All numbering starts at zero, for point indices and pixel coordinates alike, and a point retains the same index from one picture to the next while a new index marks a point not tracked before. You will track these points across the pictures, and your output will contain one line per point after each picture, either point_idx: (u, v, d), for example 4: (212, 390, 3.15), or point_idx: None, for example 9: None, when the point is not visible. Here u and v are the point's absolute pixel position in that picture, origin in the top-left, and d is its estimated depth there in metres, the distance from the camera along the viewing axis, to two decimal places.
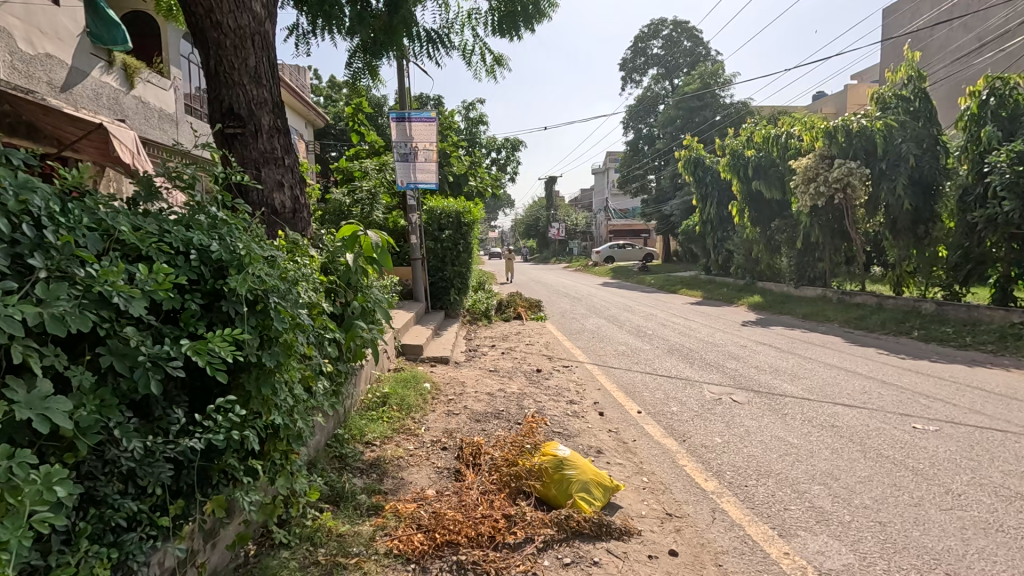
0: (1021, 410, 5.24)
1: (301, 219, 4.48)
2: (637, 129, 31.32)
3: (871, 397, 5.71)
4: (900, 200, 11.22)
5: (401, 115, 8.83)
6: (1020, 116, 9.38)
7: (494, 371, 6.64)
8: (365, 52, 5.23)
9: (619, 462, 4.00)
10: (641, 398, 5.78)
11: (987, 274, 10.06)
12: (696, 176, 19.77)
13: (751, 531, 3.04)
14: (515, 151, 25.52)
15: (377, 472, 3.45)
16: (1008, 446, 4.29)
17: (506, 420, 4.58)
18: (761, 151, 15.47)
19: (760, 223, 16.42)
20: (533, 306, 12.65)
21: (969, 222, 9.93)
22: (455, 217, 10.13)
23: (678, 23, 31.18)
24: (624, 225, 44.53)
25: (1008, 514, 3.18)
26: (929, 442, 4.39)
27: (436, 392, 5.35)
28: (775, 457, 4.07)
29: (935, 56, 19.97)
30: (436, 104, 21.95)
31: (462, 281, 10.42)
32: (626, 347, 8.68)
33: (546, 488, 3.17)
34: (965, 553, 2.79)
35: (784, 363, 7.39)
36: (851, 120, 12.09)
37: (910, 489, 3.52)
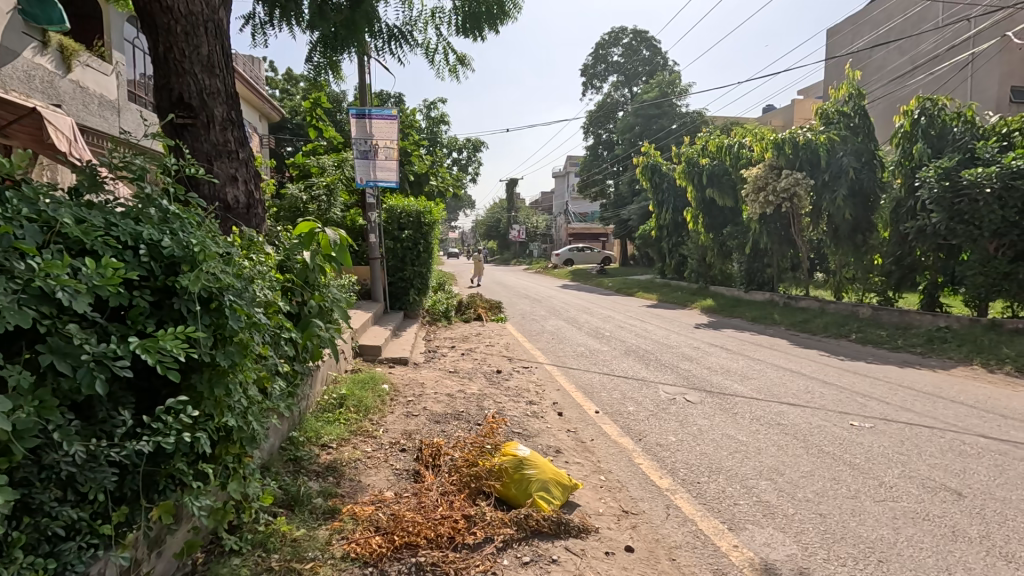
0: (945, 408, 5.65)
1: (256, 215, 4.33)
2: (597, 135, 31.91)
3: (813, 396, 6.03)
4: (841, 210, 11.89)
5: (362, 112, 8.66)
6: (947, 135, 10.13)
7: (454, 372, 6.62)
8: (326, 46, 5.11)
9: (577, 462, 4.06)
10: (599, 398, 5.90)
11: (917, 281, 10.78)
12: (653, 182, 20.29)
13: (703, 526, 3.15)
14: (477, 153, 25.51)
15: (333, 475, 3.37)
16: (934, 440, 4.62)
17: (466, 421, 4.57)
18: (715, 160, 16.06)
19: (713, 229, 17.02)
20: (494, 307, 12.68)
21: (902, 233, 10.63)
22: (415, 217, 9.99)
23: (637, 32, 31.95)
24: (584, 228, 45.23)
25: (933, 504, 3.43)
26: (864, 437, 4.68)
27: (395, 393, 5.29)
28: (725, 454, 4.24)
29: (873, 76, 21.26)
30: (397, 102, 21.67)
31: (422, 282, 10.33)
32: (585, 349, 8.83)
33: (506, 487, 3.18)
34: (895, 541, 2.98)
35: (734, 365, 7.69)
36: (797, 133, 12.71)
37: (848, 482, 3.74)
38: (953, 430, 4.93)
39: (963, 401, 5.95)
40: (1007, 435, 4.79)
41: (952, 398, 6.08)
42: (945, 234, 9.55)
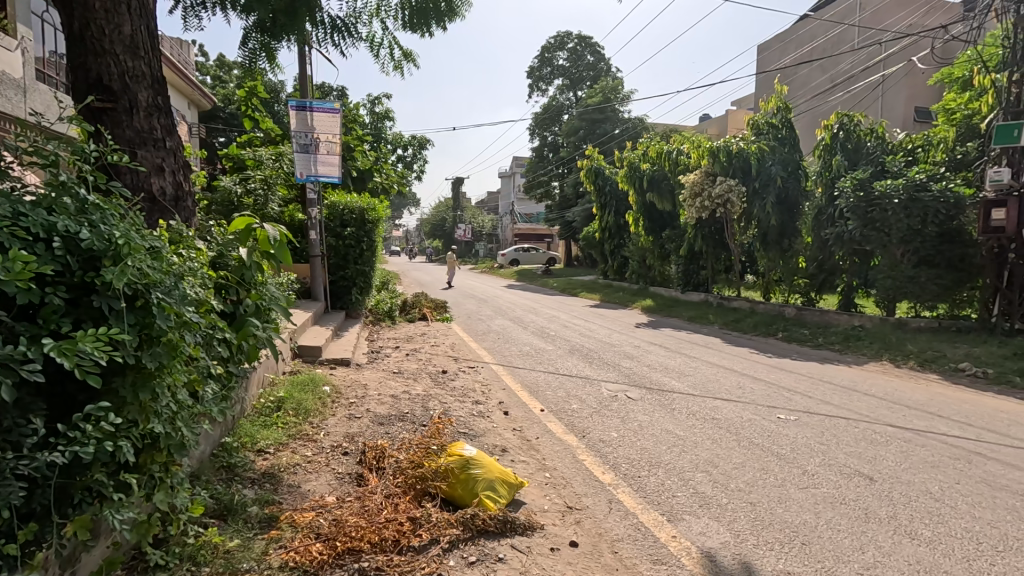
0: (859, 400, 6.15)
1: (185, 208, 4.07)
2: (543, 137, 32.41)
3: (744, 391, 6.39)
4: (768, 216, 12.64)
5: (302, 104, 8.34)
6: (862, 149, 11.04)
7: (399, 373, 6.50)
8: (264, 32, 4.87)
9: (523, 460, 4.10)
10: (544, 396, 5.98)
11: (836, 283, 11.65)
12: (597, 185, 20.77)
13: (644, 518, 3.26)
14: (422, 150, 25.16)
15: (271, 482, 3.22)
16: (849, 430, 5.01)
17: (412, 422, 4.50)
18: (655, 165, 16.64)
19: (653, 231, 17.65)
20: (439, 306, 12.56)
21: (823, 239, 11.44)
22: (358, 214, 9.72)
23: (582, 38, 32.56)
24: (529, 229, 45.65)
25: (850, 489, 3.72)
26: (790, 429, 5.00)
27: (337, 395, 5.13)
28: (664, 448, 4.41)
29: (798, 91, 22.79)
30: (340, 95, 21.04)
31: (365, 281, 10.07)
32: (530, 348, 8.90)
33: (452, 488, 3.14)
34: (816, 524, 3.21)
35: (672, 362, 8.00)
36: (731, 142, 13.33)
37: (775, 472, 3.99)
38: (866, 420, 5.36)
39: (874, 393, 6.49)
40: (911, 424, 5.27)
41: (865, 391, 6.61)
42: (859, 240, 10.35)
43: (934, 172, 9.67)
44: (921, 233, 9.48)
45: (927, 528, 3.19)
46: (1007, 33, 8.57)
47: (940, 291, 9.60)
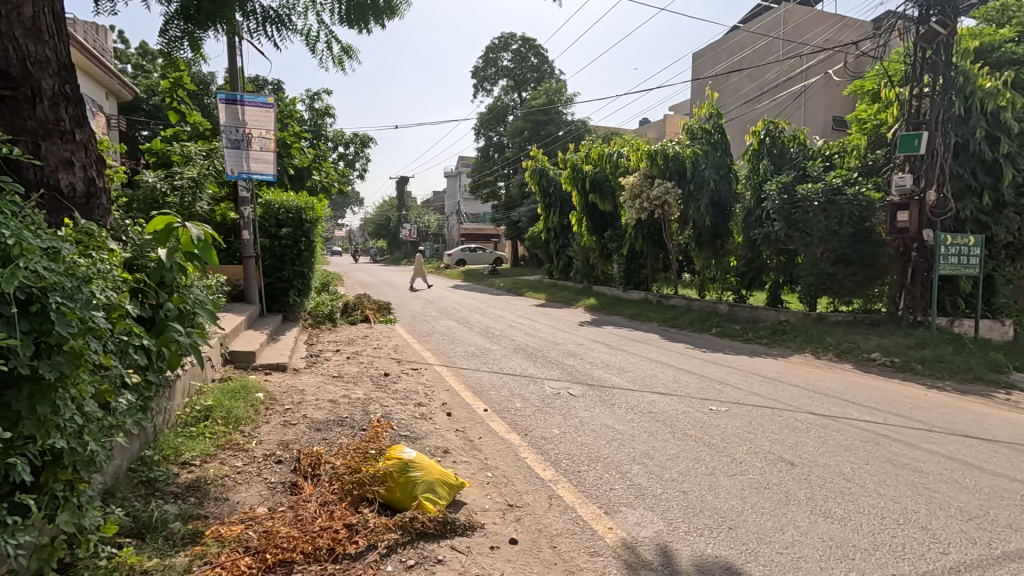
0: (783, 390, 6.57)
1: (98, 206, 3.79)
2: (488, 137, 32.48)
3: (680, 384, 6.67)
4: (702, 217, 13.22)
5: (232, 97, 7.95)
6: (786, 155, 11.80)
7: (338, 377, 6.31)
8: (187, 20, 4.58)
9: (465, 460, 4.10)
10: (488, 396, 5.99)
11: (764, 280, 12.38)
12: (541, 186, 21.00)
13: (582, 511, 3.34)
14: (365, 149, 24.58)
15: (195, 496, 3.05)
16: (774, 419, 5.34)
17: (350, 426, 4.39)
18: (597, 167, 17.05)
19: (595, 232, 18.04)
20: (383, 308, 12.31)
21: (751, 238, 12.09)
22: (295, 213, 9.37)
23: (526, 40, 32.80)
24: (476, 229, 45.60)
25: (773, 474, 3.95)
26: (721, 420, 5.27)
27: (271, 401, 4.93)
28: (604, 443, 4.53)
29: (730, 98, 24.01)
30: (275, 89, 20.19)
31: (303, 282, 9.71)
32: (474, 349, 8.88)
33: (391, 492, 3.10)
34: (742, 509, 3.39)
35: (613, 359, 8.22)
36: (668, 146, 13.82)
37: (706, 461, 4.19)
38: (789, 409, 5.72)
39: (798, 383, 6.95)
40: (829, 411, 5.68)
41: (789, 381, 7.06)
42: (784, 240, 11.02)
43: (848, 177, 10.48)
44: (838, 234, 10.22)
45: (839, 507, 3.45)
46: (908, 51, 9.39)
47: (855, 287, 10.38)
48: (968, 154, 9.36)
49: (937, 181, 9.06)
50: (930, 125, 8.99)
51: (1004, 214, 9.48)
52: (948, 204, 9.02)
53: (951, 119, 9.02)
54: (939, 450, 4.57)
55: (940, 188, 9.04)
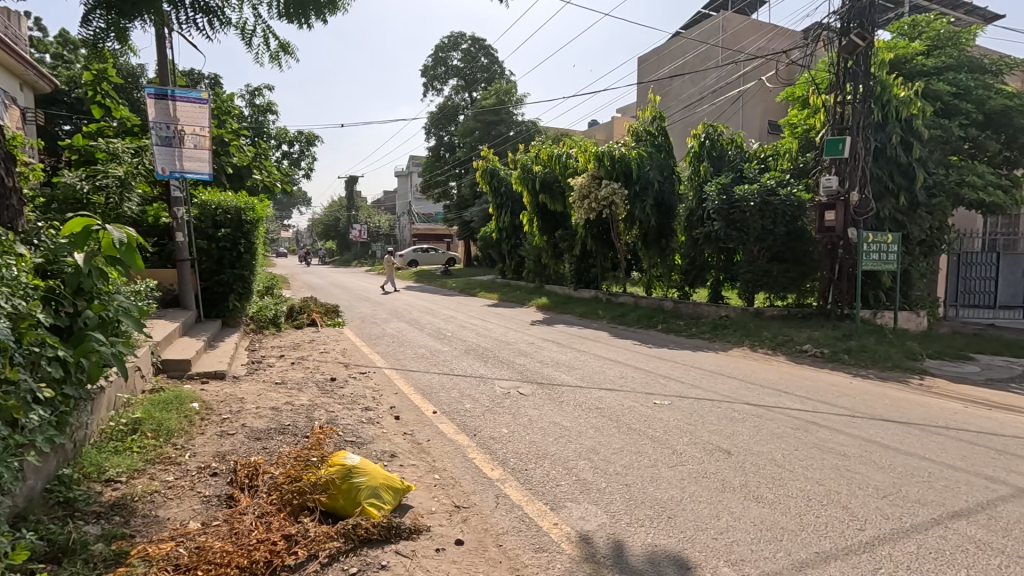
0: (723, 382, 6.88)
1: (7, 207, 3.50)
2: (438, 137, 32.22)
3: (626, 380, 6.86)
4: (648, 217, 13.63)
5: (162, 91, 7.51)
6: (724, 157, 12.33)
7: (281, 384, 6.10)
8: (110, 9, 4.10)
9: (412, 464, 4.06)
10: (437, 398, 5.96)
11: (707, 277, 12.90)
12: (492, 186, 21.03)
13: (528, 509, 3.38)
14: (310, 147, 23.85)
15: (121, 514, 2.89)
16: (714, 410, 5.58)
17: (292, 434, 4.25)
18: (547, 168, 17.25)
19: (546, 231, 18.24)
20: (330, 311, 11.99)
21: (694, 238, 12.57)
22: (234, 214, 8.98)
23: (475, 40, 32.70)
24: (428, 229, 45.16)
25: (711, 463, 4.14)
26: (664, 413, 5.46)
27: (207, 411, 4.72)
28: (551, 440, 4.60)
29: (673, 101, 24.83)
30: (212, 85, 19.29)
31: (244, 285, 9.31)
32: (425, 351, 8.79)
33: (333, 499, 3.04)
34: (681, 499, 3.53)
35: (563, 357, 8.34)
36: (614, 148, 14.14)
37: (649, 453, 4.33)
38: (727, 400, 5.99)
39: (736, 375, 7.29)
40: (763, 401, 6.00)
41: (728, 374, 7.40)
42: (724, 239, 11.52)
43: (781, 179, 11.09)
44: (773, 233, 10.78)
45: (770, 491, 3.65)
46: (832, 60, 10.02)
47: (788, 283, 11.00)
48: (886, 157, 10.06)
49: (860, 183, 9.70)
50: (852, 130, 9.61)
51: (918, 214, 10.28)
52: (869, 204, 9.68)
53: (871, 125, 9.69)
54: (860, 434, 4.91)
55: (862, 189, 9.69)
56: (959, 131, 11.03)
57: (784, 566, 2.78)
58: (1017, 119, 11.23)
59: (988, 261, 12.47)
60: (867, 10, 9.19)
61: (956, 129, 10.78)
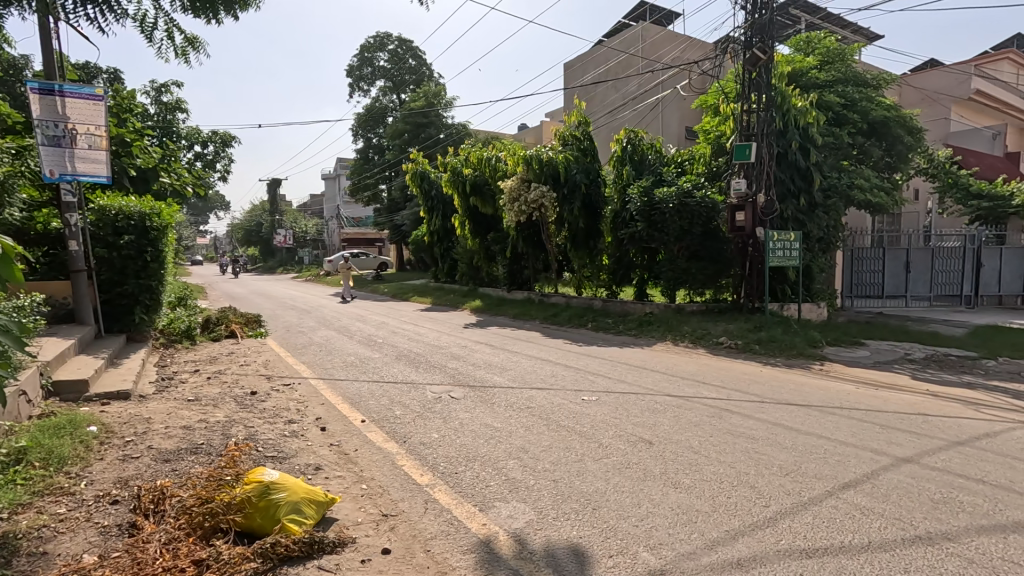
0: (647, 376, 7.21)
1: None
2: (367, 138, 31.40)
3: (556, 378, 7.04)
4: (576, 219, 14.02)
5: (48, 85, 6.77)
6: (645, 161, 12.94)
7: (194, 401, 5.71)
8: None
9: (338, 475, 3.94)
10: (366, 406, 5.82)
11: (632, 276, 13.50)
12: (423, 189, 20.79)
13: (457, 512, 3.39)
14: (227, 148, 22.50)
15: (0, 555, 2.61)
16: (638, 403, 5.84)
17: (206, 453, 4.01)
18: (477, 171, 17.28)
19: (478, 234, 18.27)
20: (252, 321, 11.38)
21: (619, 238, 13.11)
22: (138, 221, 8.27)
23: (402, 40, 32.16)
24: (357, 233, 43.89)
25: (635, 455, 4.32)
26: (592, 409, 5.65)
27: (108, 434, 4.35)
28: (482, 442, 4.62)
29: (597, 107, 25.70)
30: (109, 80, 17.73)
31: (152, 297, 8.60)
32: (354, 358, 8.56)
33: (250, 518, 2.90)
34: (606, 490, 3.67)
35: (495, 359, 8.39)
36: (542, 151, 14.41)
37: (576, 448, 4.46)
38: (651, 393, 6.28)
39: (659, 369, 7.65)
40: (682, 392, 6.34)
41: (652, 368, 7.77)
42: (646, 239, 12.08)
43: (696, 182, 11.79)
44: (690, 232, 11.45)
45: (686, 477, 3.87)
46: (738, 72, 10.76)
47: (705, 280, 11.71)
48: (787, 162, 10.94)
49: (765, 186, 10.48)
50: (757, 137, 10.36)
51: (817, 213, 11.22)
52: (773, 205, 10.49)
53: (773, 132, 10.48)
54: (768, 418, 5.32)
55: (767, 192, 10.47)
56: (849, 138, 12.19)
57: (697, 546, 2.96)
58: (895, 128, 12.58)
59: (875, 256, 13.87)
60: (767, 26, 9.98)
61: (846, 137, 11.94)
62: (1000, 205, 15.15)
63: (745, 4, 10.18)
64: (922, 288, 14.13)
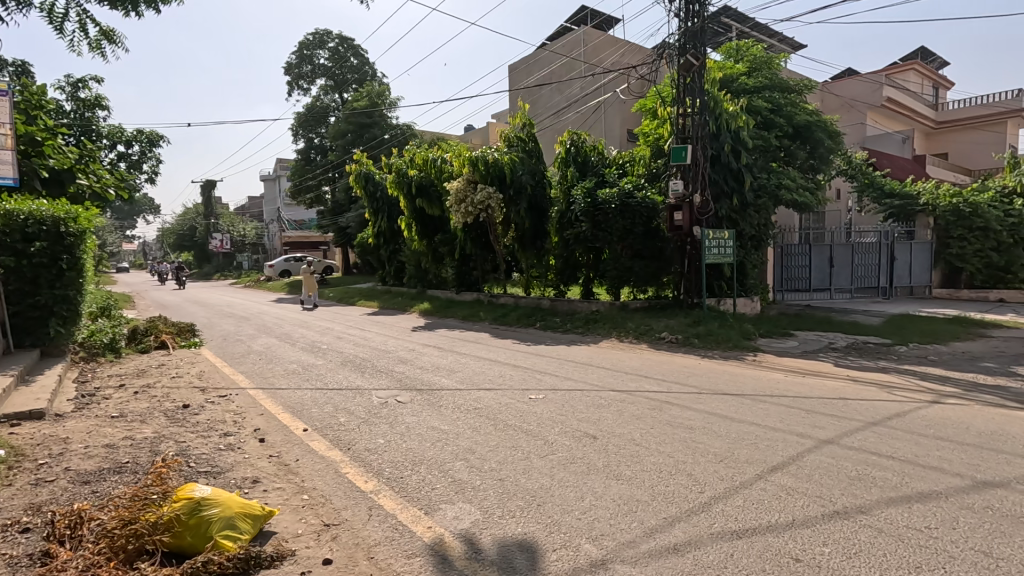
0: (593, 372, 7.38)
1: None
2: (307, 138, 30.39)
3: (504, 378, 7.08)
4: (522, 220, 14.13)
5: None
6: (588, 163, 13.24)
7: (119, 417, 5.36)
8: None
9: (277, 487, 3.81)
10: (307, 415, 5.64)
11: (579, 275, 13.78)
12: (367, 191, 20.36)
13: (402, 517, 3.35)
14: (154, 148, 21.22)
15: None
16: (583, 400, 5.96)
17: (131, 472, 3.77)
18: (422, 172, 17.10)
19: (426, 235, 18.08)
20: (184, 330, 10.80)
21: (565, 239, 13.36)
22: (51, 226, 7.62)
23: (343, 38, 31.38)
24: (300, 237, 42.40)
25: (580, 450, 4.41)
26: (538, 407, 5.73)
27: (18, 457, 4.01)
28: (428, 445, 4.59)
29: (542, 109, 26.07)
30: (17, 75, 16.33)
31: (70, 308, 8.00)
32: (296, 365, 8.29)
33: (179, 538, 2.77)
34: (551, 486, 3.73)
35: (443, 361, 8.34)
36: (487, 153, 14.43)
37: (523, 446, 4.51)
38: (596, 389, 6.43)
39: (605, 366, 7.84)
40: (625, 387, 6.54)
41: (597, 364, 7.96)
42: (591, 239, 12.37)
43: (637, 183, 12.16)
44: (632, 232, 11.83)
45: (628, 468, 4.00)
46: (674, 77, 11.17)
47: (648, 277, 12.12)
48: (721, 164, 11.48)
49: (701, 187, 10.95)
50: (692, 139, 10.80)
51: (748, 212, 11.84)
52: (708, 205, 10.97)
53: (707, 135, 10.94)
54: (704, 408, 5.56)
55: (703, 192, 10.95)
56: (776, 141, 12.94)
57: (637, 534, 3.07)
58: (817, 132, 13.46)
59: (803, 252, 14.74)
60: (698, 34, 10.43)
61: (773, 140, 12.65)
62: (908, 204, 16.44)
63: (678, 12, 10.59)
64: (844, 281, 15.17)
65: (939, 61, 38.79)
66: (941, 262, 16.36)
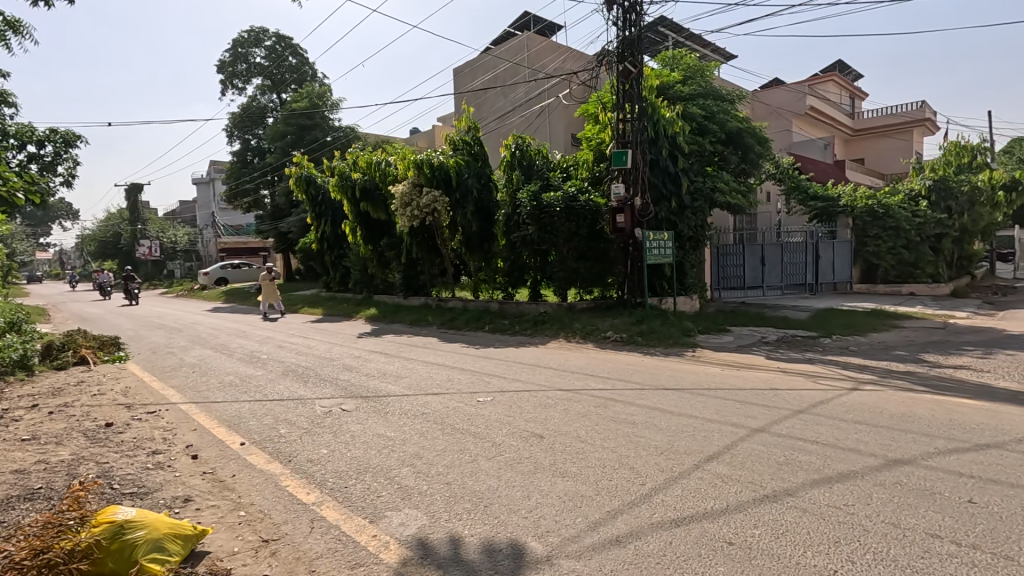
0: (540, 373, 7.47)
1: None
2: (244, 139, 29.10)
3: (452, 382, 7.04)
4: (469, 223, 14.11)
5: None
6: (533, 167, 13.39)
7: (31, 440, 4.93)
8: None
9: (211, 505, 3.63)
10: (245, 428, 5.40)
11: (526, 278, 13.89)
12: (309, 194, 19.73)
13: (345, 527, 3.27)
14: (71, 149, 19.70)
15: None
16: (530, 400, 6.02)
17: (45, 500, 3.48)
18: (366, 175, 16.73)
19: (371, 239, 17.71)
20: (108, 344, 10.11)
21: (512, 241, 13.48)
22: None
23: (281, 36, 30.31)
24: (237, 243, 40.52)
25: (527, 450, 4.45)
26: (486, 409, 5.74)
27: None
28: (374, 452, 4.51)
29: (487, 113, 26.16)
30: None
31: None
32: (233, 377, 7.92)
33: (99, 565, 2.59)
34: (498, 487, 3.74)
35: (390, 367, 8.21)
36: (433, 156, 14.32)
37: (470, 449, 4.51)
38: (544, 389, 6.51)
39: (552, 366, 7.94)
40: (572, 385, 6.66)
41: (544, 364, 8.07)
42: (538, 242, 12.54)
43: (581, 187, 12.42)
44: (577, 234, 12.09)
45: (573, 465, 4.08)
46: (614, 84, 11.49)
47: (593, 278, 12.41)
48: (659, 168, 11.91)
49: (641, 190, 11.32)
50: (632, 144, 11.15)
51: (686, 214, 12.33)
52: (648, 208, 11.35)
53: (646, 140, 11.33)
54: (647, 403, 5.75)
55: (643, 196, 11.33)
56: (710, 146, 13.58)
57: (580, 529, 3.13)
58: (747, 138, 14.21)
59: (738, 251, 15.51)
60: (635, 42, 10.79)
61: (707, 144, 13.26)
62: (831, 205, 17.44)
63: (616, 20, 10.92)
64: (775, 278, 16.09)
65: (855, 74, 41.88)
66: (860, 260, 17.66)
